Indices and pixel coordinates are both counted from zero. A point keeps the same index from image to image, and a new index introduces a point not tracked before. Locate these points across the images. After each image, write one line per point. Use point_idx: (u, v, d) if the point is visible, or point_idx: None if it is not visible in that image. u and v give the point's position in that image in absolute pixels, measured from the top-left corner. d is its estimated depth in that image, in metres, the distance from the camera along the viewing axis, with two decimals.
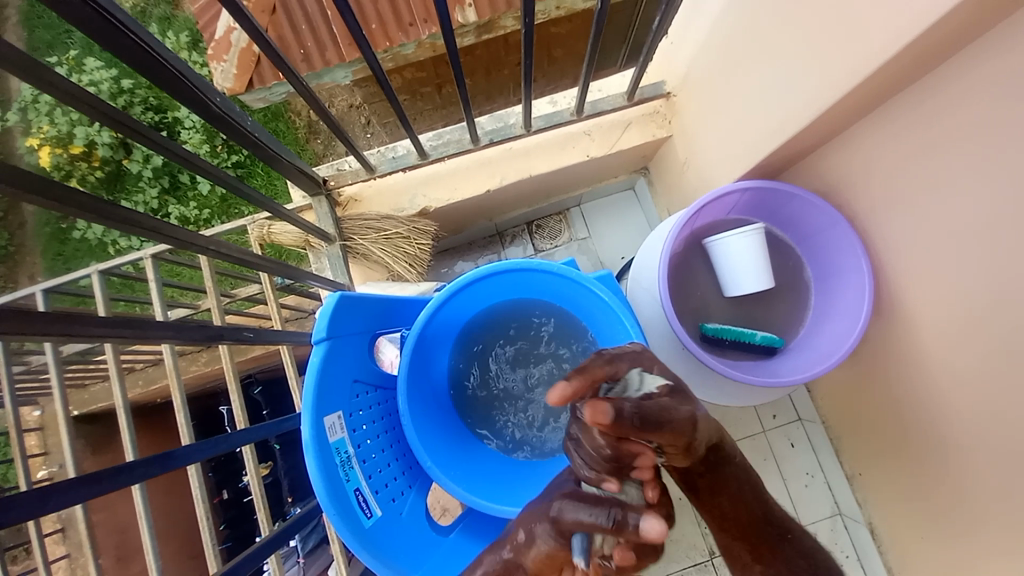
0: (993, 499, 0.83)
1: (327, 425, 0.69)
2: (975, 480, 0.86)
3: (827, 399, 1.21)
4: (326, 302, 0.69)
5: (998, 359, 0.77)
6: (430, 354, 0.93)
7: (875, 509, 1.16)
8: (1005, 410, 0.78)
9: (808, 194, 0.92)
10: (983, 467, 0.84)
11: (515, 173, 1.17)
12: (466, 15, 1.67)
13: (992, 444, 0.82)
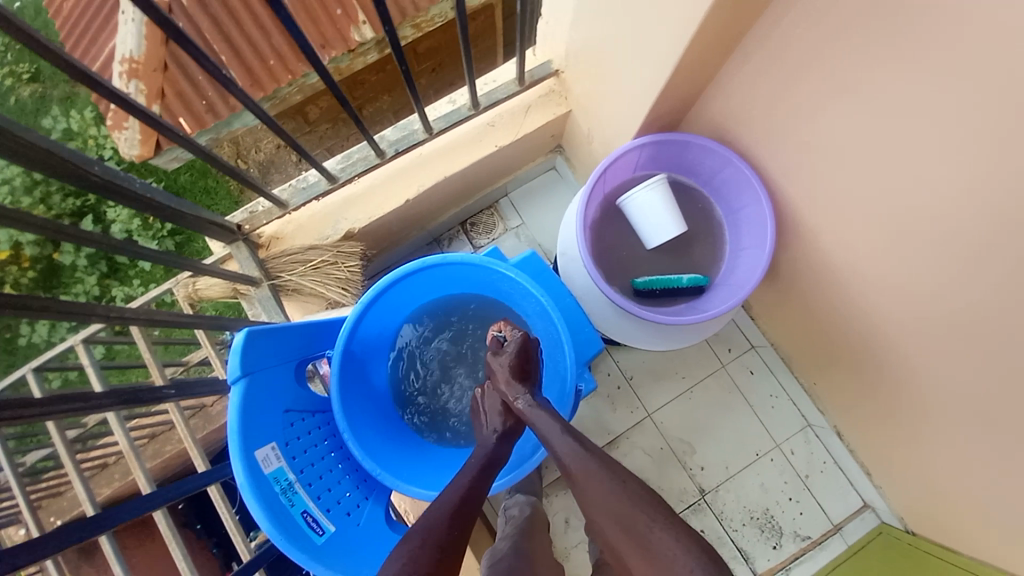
0: (932, 369, 0.89)
1: (260, 458, 0.71)
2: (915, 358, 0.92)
3: (776, 321, 1.26)
4: (234, 341, 0.69)
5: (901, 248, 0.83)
6: (365, 364, 0.95)
7: (842, 409, 1.22)
8: (916, 287, 0.84)
9: (698, 139, 0.99)
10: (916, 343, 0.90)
11: (432, 176, 1.16)
12: (362, 32, 1.72)
13: (916, 320, 0.88)
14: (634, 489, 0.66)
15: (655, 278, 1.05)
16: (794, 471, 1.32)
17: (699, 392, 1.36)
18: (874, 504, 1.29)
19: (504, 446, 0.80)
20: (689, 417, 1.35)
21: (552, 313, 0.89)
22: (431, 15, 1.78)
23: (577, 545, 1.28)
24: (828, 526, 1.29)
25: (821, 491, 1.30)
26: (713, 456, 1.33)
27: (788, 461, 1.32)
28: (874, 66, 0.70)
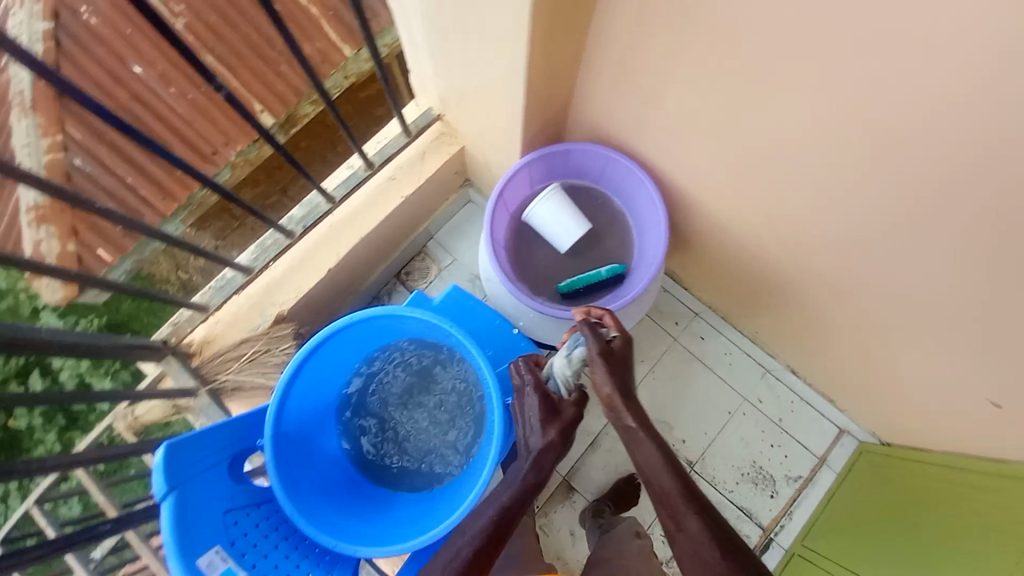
0: (847, 284, 0.96)
1: (203, 565, 0.73)
2: (829, 278, 0.98)
3: (709, 283, 1.32)
4: (155, 459, 0.72)
5: (772, 190, 0.90)
6: (310, 438, 0.99)
7: (793, 346, 1.28)
8: (802, 217, 0.90)
9: (576, 145, 1.08)
10: (826, 266, 0.96)
11: (345, 242, 1.18)
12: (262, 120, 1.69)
13: (815, 246, 0.94)
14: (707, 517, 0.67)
15: (576, 277, 1.11)
16: (769, 418, 1.36)
17: (661, 369, 1.40)
18: (850, 429, 1.34)
19: (534, 475, 0.76)
20: (658, 396, 1.38)
21: (471, 342, 0.89)
22: (327, 86, 1.68)
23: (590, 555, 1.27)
24: (814, 462, 1.33)
25: (798, 430, 1.35)
26: (691, 426, 1.36)
27: (760, 411, 1.37)
28: (684, 46, 0.77)
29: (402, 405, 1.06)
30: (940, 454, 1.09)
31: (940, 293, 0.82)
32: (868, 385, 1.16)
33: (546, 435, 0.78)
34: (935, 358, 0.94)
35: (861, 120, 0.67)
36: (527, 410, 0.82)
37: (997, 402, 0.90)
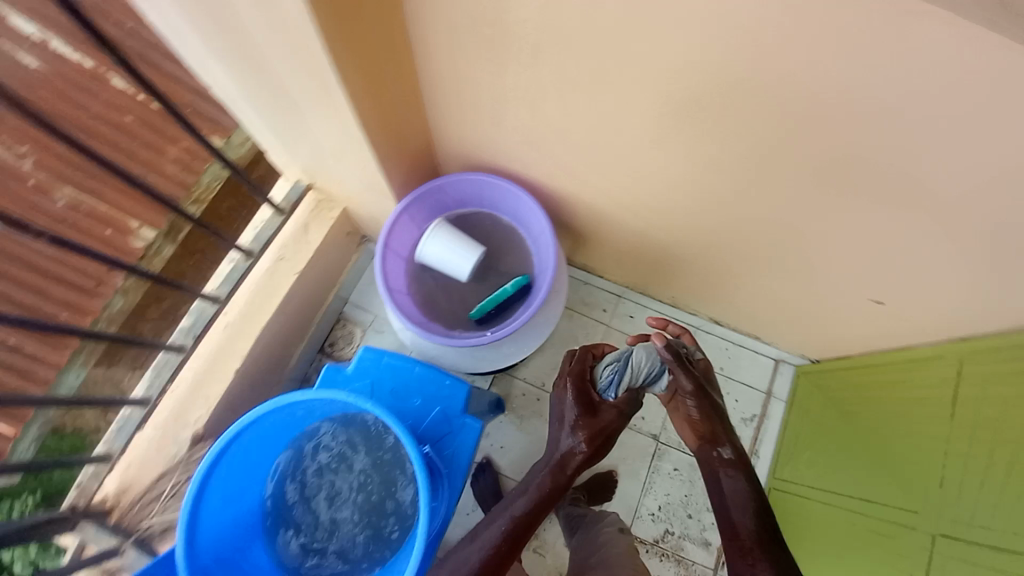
0: (723, 232, 1.02)
1: None
2: (708, 232, 1.04)
3: (618, 265, 1.37)
4: None
5: (624, 167, 0.96)
6: (239, 556, 0.96)
7: (709, 299, 1.35)
8: (661, 185, 0.96)
9: (443, 178, 1.09)
10: (700, 221, 1.02)
11: (246, 340, 1.13)
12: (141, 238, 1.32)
13: (684, 207, 1.00)
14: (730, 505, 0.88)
15: (485, 301, 1.12)
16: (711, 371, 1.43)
17: None
18: (785, 356, 1.42)
19: (559, 476, 0.99)
20: None
21: (367, 405, 0.85)
22: (205, 183, 1.36)
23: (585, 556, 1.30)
24: (762, 397, 1.41)
25: (739, 372, 1.42)
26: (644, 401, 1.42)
27: None
28: (497, 61, 0.82)
29: (331, 489, 1.03)
30: (852, 359, 1.20)
31: (794, 217, 0.89)
32: (780, 313, 1.24)
33: (589, 432, 1.00)
34: (812, 274, 1.02)
35: (656, 85, 0.73)
36: (574, 414, 1.02)
37: (878, 296, 0.99)
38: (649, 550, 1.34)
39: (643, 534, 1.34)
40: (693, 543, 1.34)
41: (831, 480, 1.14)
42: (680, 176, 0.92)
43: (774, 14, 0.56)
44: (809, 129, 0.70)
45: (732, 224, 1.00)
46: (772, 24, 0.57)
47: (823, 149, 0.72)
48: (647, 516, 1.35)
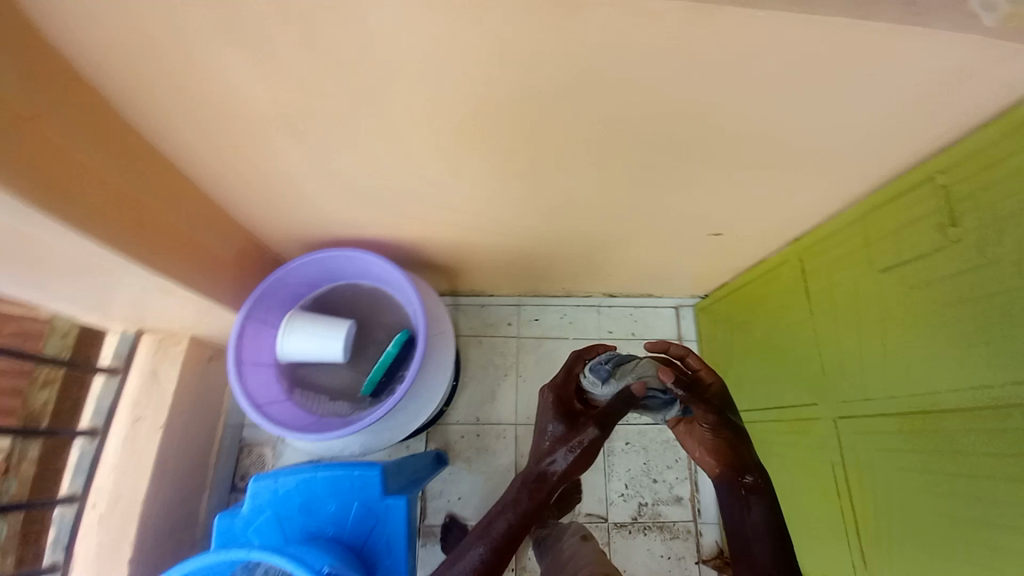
0: (568, 221, 1.04)
1: None
2: (555, 225, 1.06)
3: (501, 278, 1.37)
4: None
5: (445, 203, 0.95)
6: None
7: (594, 277, 1.38)
8: (491, 202, 0.96)
9: (275, 273, 1.00)
10: (543, 220, 1.03)
11: (132, 522, 1.01)
12: None
13: (522, 213, 1.00)
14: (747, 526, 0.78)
15: (371, 372, 1.06)
16: (623, 339, 1.52)
17: (524, 368, 1.48)
18: (682, 301, 1.56)
19: (540, 493, 0.88)
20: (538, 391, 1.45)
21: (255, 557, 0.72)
22: None
23: None
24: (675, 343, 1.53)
25: (646, 331, 1.53)
26: None
27: (613, 339, 1.52)
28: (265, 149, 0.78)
29: None
30: (732, 282, 1.34)
31: (616, 189, 0.92)
32: (657, 267, 1.30)
33: (565, 446, 0.90)
34: (660, 228, 1.07)
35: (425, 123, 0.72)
36: (554, 427, 0.94)
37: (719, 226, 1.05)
38: (630, 529, 1.36)
39: (620, 517, 1.37)
40: (666, 504, 1.39)
41: (774, 394, 1.15)
42: (497, 195, 0.93)
43: (473, 39, 0.57)
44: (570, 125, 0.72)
45: (568, 217, 1.02)
46: (483, 54, 0.59)
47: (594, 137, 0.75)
48: (617, 498, 1.39)
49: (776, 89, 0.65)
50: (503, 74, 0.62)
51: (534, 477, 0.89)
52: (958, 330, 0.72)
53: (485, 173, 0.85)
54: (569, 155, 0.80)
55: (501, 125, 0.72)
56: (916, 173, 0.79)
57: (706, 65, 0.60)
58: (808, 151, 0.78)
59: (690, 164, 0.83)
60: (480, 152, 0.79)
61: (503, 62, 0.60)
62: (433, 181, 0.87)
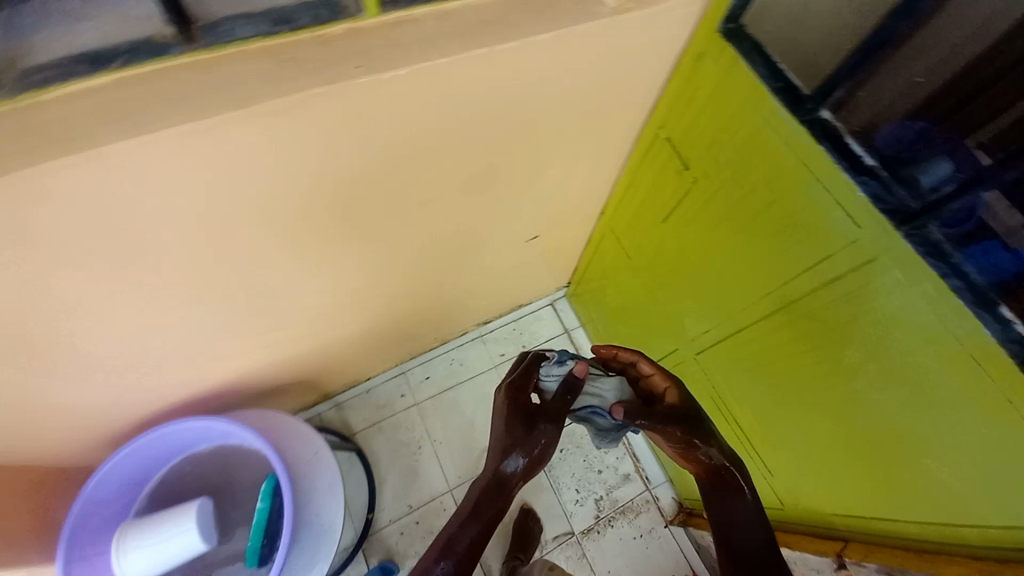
0: (396, 290, 1.00)
1: None
2: (386, 298, 1.01)
3: (370, 360, 1.29)
4: None
5: (234, 334, 0.85)
6: None
7: (461, 316, 1.36)
8: (300, 311, 0.89)
9: (77, 499, 0.86)
10: (368, 300, 0.98)
11: None
12: None
13: (342, 304, 0.95)
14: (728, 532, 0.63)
15: (252, 537, 0.94)
16: (517, 355, 1.50)
17: (436, 431, 1.39)
18: (554, 295, 1.56)
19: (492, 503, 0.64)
20: (459, 445, 1.38)
21: None
22: None
23: None
24: (565, 337, 1.53)
25: (535, 337, 1.52)
26: None
27: (507, 359, 1.49)
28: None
29: None
30: (581, 264, 1.37)
31: (417, 247, 0.89)
32: (510, 283, 1.31)
33: (528, 454, 0.66)
34: (484, 255, 1.07)
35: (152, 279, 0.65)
36: (513, 427, 0.67)
37: (534, 231, 1.08)
38: (598, 530, 1.36)
39: (584, 525, 1.36)
40: (618, 489, 1.40)
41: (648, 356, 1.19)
42: (285, 303, 0.85)
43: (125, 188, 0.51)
44: (293, 221, 0.67)
45: (383, 287, 0.97)
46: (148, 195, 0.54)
47: (329, 221, 0.70)
48: (574, 508, 1.38)
49: (479, 114, 0.65)
50: (165, 207, 0.56)
51: (489, 491, 0.64)
52: (731, 256, 0.77)
53: (251, 292, 0.77)
54: (322, 244, 0.74)
55: (215, 248, 0.65)
56: (647, 136, 0.85)
57: (377, 123, 0.58)
58: (549, 148, 0.80)
59: (453, 201, 0.81)
60: (225, 277, 0.71)
61: (157, 196, 0.54)
62: (200, 323, 0.78)
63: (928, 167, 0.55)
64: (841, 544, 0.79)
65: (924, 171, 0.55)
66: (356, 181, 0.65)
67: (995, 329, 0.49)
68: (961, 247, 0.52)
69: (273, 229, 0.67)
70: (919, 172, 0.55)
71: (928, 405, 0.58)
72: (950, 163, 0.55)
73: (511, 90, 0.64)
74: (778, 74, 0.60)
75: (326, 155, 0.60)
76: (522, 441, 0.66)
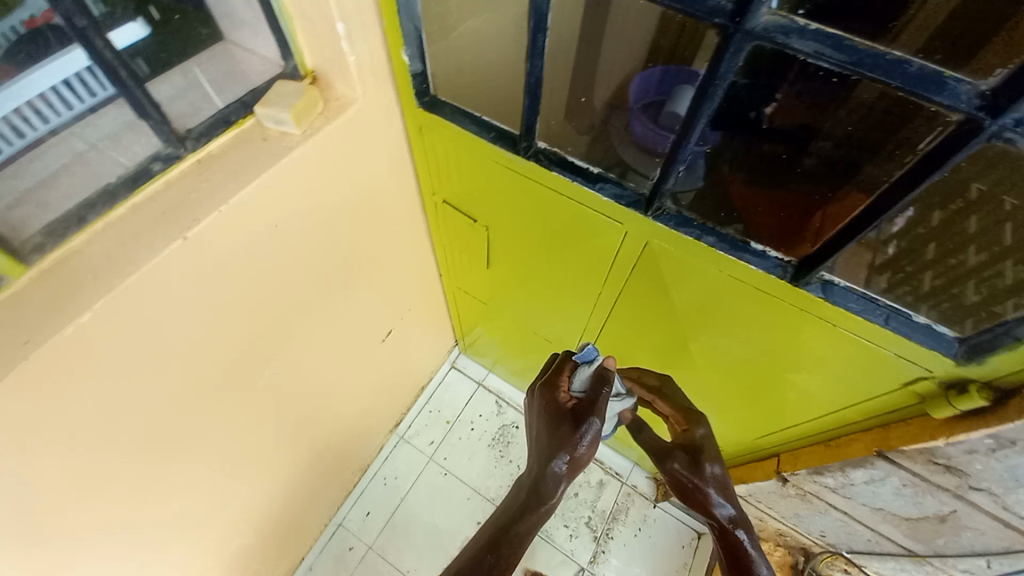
0: (269, 473, 0.86)
1: None
2: (262, 487, 0.86)
3: (293, 541, 1.11)
4: None
5: None
6: None
7: (368, 437, 1.23)
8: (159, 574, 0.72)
9: None
10: (242, 503, 0.83)
11: None
12: None
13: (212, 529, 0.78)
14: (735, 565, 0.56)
15: None
16: (446, 434, 1.37)
17: (406, 560, 1.23)
18: (450, 359, 1.46)
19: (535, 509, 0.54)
20: (436, 558, 1.24)
21: None
22: None
23: None
24: (482, 390, 1.44)
25: (454, 408, 1.41)
26: (462, 515, 1.28)
27: (439, 444, 1.36)
28: None
29: None
30: (453, 325, 1.32)
31: (263, 426, 0.77)
32: (399, 379, 1.21)
33: (571, 453, 0.54)
34: (350, 379, 0.97)
35: None
36: (552, 423, 0.56)
37: (386, 328, 0.99)
38: (603, 552, 1.29)
39: (588, 554, 1.29)
40: (599, 499, 1.35)
41: None
42: None
43: None
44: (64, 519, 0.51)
45: (244, 491, 0.81)
46: None
47: (121, 487, 0.56)
48: (571, 543, 1.30)
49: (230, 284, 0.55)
50: None
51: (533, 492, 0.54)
52: (554, 272, 0.77)
53: None
54: (131, 510, 0.59)
55: None
56: (427, 202, 0.83)
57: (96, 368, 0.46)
58: (340, 262, 0.72)
59: (262, 376, 0.69)
60: None
61: None
62: None
63: (681, 94, 0.48)
64: (778, 467, 0.81)
65: (678, 100, 0.48)
66: (117, 443, 0.52)
67: (758, 262, 0.53)
68: (738, 164, 0.50)
69: (44, 547, 0.51)
70: (674, 105, 0.49)
71: (759, 331, 0.61)
72: (690, 83, 0.46)
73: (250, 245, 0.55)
74: (487, 125, 0.60)
75: (56, 443, 0.46)
76: (566, 441, 0.55)
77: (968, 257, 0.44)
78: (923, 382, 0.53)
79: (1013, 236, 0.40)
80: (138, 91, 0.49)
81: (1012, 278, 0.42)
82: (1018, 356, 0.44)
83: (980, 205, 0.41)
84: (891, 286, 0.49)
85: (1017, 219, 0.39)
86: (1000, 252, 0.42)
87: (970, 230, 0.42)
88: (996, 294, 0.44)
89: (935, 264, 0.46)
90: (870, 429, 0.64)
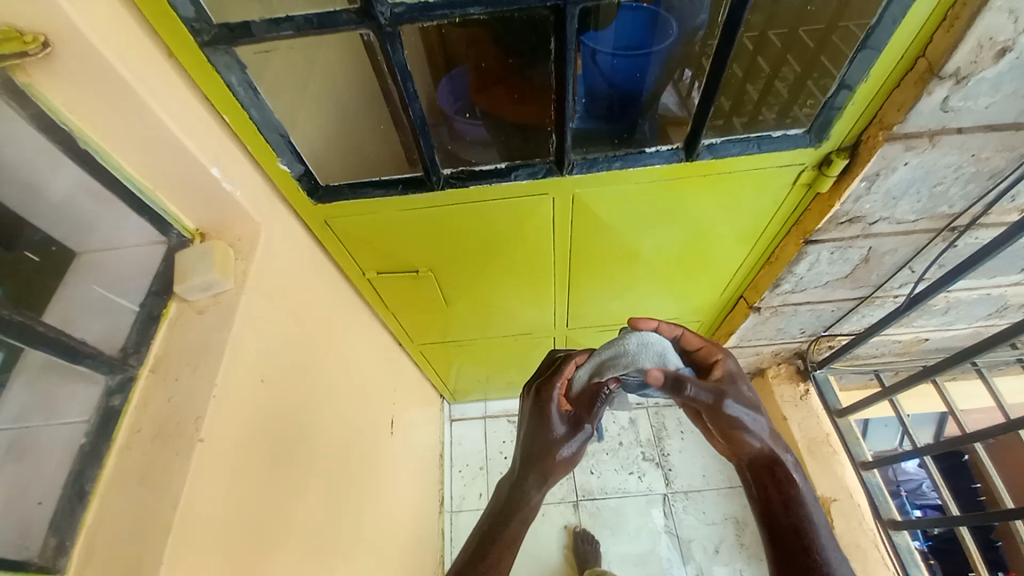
0: None
1: None
2: None
3: None
4: None
5: None
6: None
7: (428, 530, 1.18)
8: None
9: None
10: None
11: None
12: None
13: None
14: (785, 486, 0.54)
15: None
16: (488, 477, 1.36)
17: None
18: (445, 414, 1.44)
19: (524, 505, 0.59)
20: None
21: None
22: None
23: (709, 520, 1.32)
24: (489, 419, 1.44)
25: (478, 452, 1.40)
26: (548, 530, 1.33)
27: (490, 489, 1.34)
28: None
29: None
30: (433, 383, 1.30)
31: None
32: (421, 461, 1.17)
33: (564, 445, 0.62)
34: (389, 485, 0.93)
35: None
36: (549, 427, 0.62)
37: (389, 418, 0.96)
38: (671, 470, 1.38)
39: (662, 480, 1.37)
40: (640, 433, 1.44)
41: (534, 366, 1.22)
42: None
43: None
44: None
45: None
46: None
47: None
48: (645, 482, 1.37)
49: (262, 458, 0.52)
50: None
51: (522, 486, 0.60)
52: (506, 270, 0.82)
53: None
54: None
55: None
56: (360, 283, 0.82)
57: None
58: (328, 380, 0.70)
59: (326, 531, 0.64)
60: None
61: None
62: None
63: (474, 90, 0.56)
64: (752, 303, 0.96)
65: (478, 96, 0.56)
66: None
67: (659, 158, 0.63)
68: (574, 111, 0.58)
69: None
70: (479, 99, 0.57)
71: (685, 210, 0.73)
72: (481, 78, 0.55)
73: (258, 412, 0.52)
74: (390, 181, 0.63)
75: None
76: (563, 435, 0.62)
77: (750, 94, 0.58)
78: (804, 174, 0.68)
79: (766, 62, 0.56)
80: (60, 336, 0.44)
81: (783, 89, 0.58)
82: (847, 118, 0.60)
83: (737, 56, 0.54)
84: (722, 135, 0.62)
85: (761, 49, 0.55)
86: (767, 77, 0.57)
87: (739, 76, 0.56)
88: (784, 104, 0.59)
89: (732, 110, 0.60)
90: (789, 229, 0.80)
